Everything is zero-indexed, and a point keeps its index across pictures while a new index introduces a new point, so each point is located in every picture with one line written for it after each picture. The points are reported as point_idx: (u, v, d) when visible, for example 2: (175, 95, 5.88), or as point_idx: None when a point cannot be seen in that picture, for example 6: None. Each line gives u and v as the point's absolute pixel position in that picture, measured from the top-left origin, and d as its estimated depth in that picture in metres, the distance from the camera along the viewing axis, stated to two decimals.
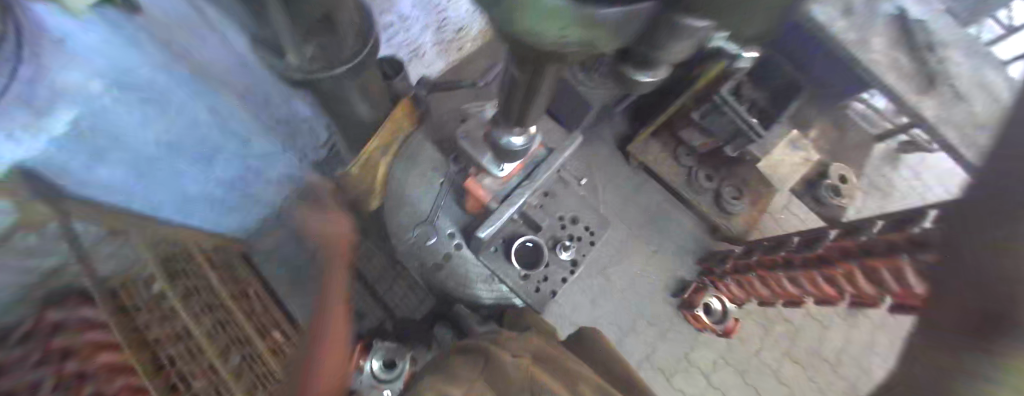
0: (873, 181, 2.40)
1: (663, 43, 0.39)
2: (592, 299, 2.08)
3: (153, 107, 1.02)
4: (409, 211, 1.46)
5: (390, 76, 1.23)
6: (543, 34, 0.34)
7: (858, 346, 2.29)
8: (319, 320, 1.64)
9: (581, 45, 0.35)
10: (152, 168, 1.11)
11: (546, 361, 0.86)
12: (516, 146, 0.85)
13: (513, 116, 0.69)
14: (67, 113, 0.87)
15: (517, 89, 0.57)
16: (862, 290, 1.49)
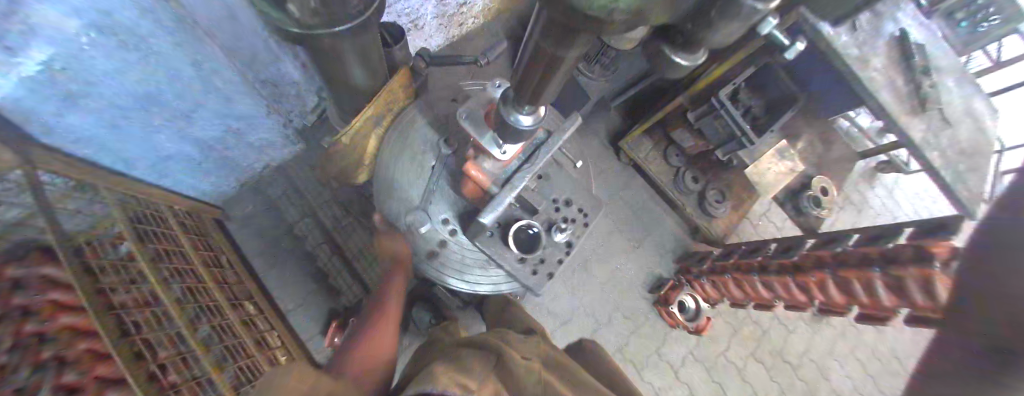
0: (850, 196, 2.51)
1: (719, 22, 0.36)
2: (572, 290, 2.11)
3: (137, 54, 0.89)
4: (398, 199, 1.27)
5: (389, 44, 1.18)
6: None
7: (818, 350, 2.42)
8: (299, 290, 1.80)
9: (635, 8, 0.30)
10: (115, 114, 1.01)
11: (555, 368, 0.86)
12: (521, 126, 0.72)
13: (521, 96, 0.62)
14: (35, 53, 0.73)
15: (533, 73, 0.53)
16: (829, 298, 1.55)
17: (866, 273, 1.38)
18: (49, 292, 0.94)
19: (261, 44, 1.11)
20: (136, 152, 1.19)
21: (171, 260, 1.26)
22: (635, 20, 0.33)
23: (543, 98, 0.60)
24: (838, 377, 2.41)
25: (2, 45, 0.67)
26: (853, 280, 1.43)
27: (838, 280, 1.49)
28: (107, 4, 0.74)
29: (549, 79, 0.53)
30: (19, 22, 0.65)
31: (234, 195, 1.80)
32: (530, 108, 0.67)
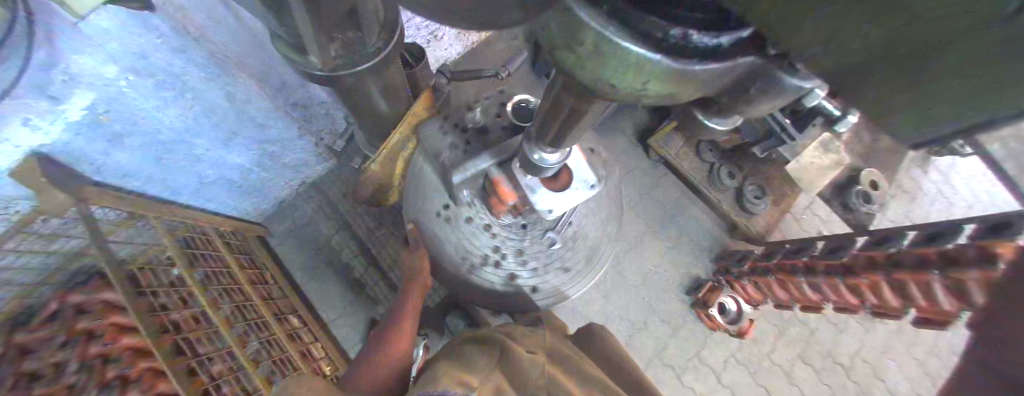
0: (903, 184, 2.29)
1: (758, 96, 0.31)
2: (604, 294, 2.06)
3: (172, 91, 0.95)
4: (468, 271, 1.24)
5: (411, 65, 1.19)
6: (620, 79, 0.30)
7: (875, 351, 2.23)
8: (338, 303, 1.86)
9: (666, 94, 0.31)
10: (159, 149, 1.09)
11: (562, 359, 0.84)
12: (545, 164, 0.70)
13: (545, 137, 0.60)
14: (78, 100, 0.80)
15: (552, 116, 0.51)
16: (885, 302, 1.44)
17: (924, 275, 1.26)
18: (110, 315, 1.21)
19: (289, 73, 1.19)
20: (182, 184, 1.29)
21: (217, 281, 1.36)
22: (672, 100, 0.33)
23: (572, 134, 0.55)
24: (898, 380, 2.21)
25: (46, 94, 0.74)
26: (909, 282, 1.31)
27: (893, 282, 1.37)
28: (138, 48, 0.80)
29: (570, 124, 0.51)
30: (61, 72, 0.73)
31: (274, 213, 1.91)
32: (553, 148, 0.65)
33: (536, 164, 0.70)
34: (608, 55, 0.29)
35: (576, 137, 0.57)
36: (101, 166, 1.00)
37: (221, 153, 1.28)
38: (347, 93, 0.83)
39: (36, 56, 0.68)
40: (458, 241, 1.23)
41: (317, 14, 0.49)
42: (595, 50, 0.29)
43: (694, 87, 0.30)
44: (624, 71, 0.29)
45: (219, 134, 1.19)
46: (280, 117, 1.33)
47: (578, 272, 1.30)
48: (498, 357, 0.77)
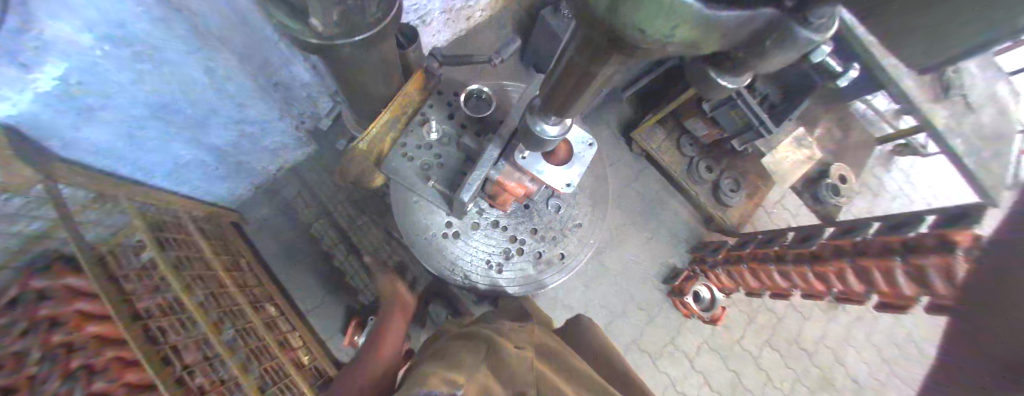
0: (866, 183, 2.44)
1: (764, 49, 0.28)
2: (585, 282, 2.11)
3: (149, 64, 0.89)
4: (473, 265, 1.22)
5: (403, 46, 1.12)
6: (647, 20, 0.22)
7: (835, 337, 2.38)
8: (319, 292, 1.83)
9: (690, 45, 0.25)
10: (131, 124, 1.01)
11: (545, 353, 0.83)
12: (546, 136, 0.68)
13: (549, 104, 0.57)
14: (46, 70, 0.71)
15: (560, 83, 0.48)
16: (849, 287, 1.54)
17: (890, 261, 1.36)
18: (72, 302, 1.05)
19: (271, 46, 1.14)
20: (155, 163, 1.21)
21: (191, 266, 1.30)
22: (686, 50, 0.27)
23: (572, 106, 0.53)
24: (854, 362, 2.38)
25: (16, 63, 0.66)
26: (874, 269, 1.41)
27: (858, 269, 1.47)
28: (116, 16, 0.73)
29: (575, 95, 0.48)
30: (34, 39, 0.65)
31: (248, 199, 1.83)
32: (556, 118, 0.63)
33: (535, 137, 0.68)
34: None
35: (577, 109, 0.54)
36: (64, 142, 0.90)
37: (193, 130, 1.19)
38: (345, 66, 0.78)
39: (8, 23, 0.59)
40: (474, 249, 1.22)
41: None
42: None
43: (717, 39, 0.24)
44: (656, 15, 0.21)
45: (191, 108, 1.11)
46: (255, 94, 1.26)
47: (589, 223, 1.32)
48: (488, 352, 0.73)
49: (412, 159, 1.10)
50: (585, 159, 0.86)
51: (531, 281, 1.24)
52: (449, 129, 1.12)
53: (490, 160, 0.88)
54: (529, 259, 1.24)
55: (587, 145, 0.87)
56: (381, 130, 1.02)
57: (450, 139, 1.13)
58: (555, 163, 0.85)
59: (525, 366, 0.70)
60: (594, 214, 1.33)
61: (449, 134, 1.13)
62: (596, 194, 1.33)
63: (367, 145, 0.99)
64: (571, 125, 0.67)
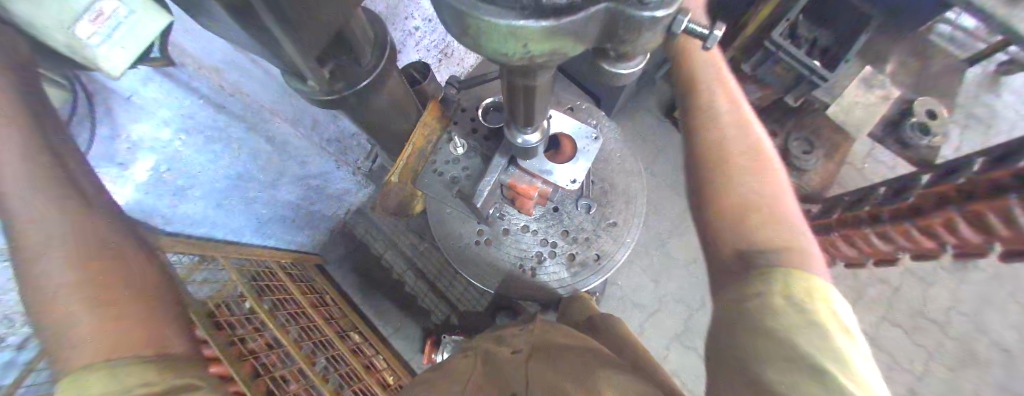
0: (973, 112, 1.97)
1: (632, 40, 0.29)
2: (654, 278, 1.99)
3: (219, 144, 1.05)
4: (508, 274, 1.14)
5: (419, 81, 1.18)
6: (502, 48, 0.24)
7: (970, 302, 1.88)
8: (392, 319, 1.97)
9: (552, 57, 0.27)
10: (216, 196, 1.19)
11: (551, 344, 0.80)
12: (525, 146, 0.66)
13: (515, 121, 0.55)
14: (141, 164, 0.89)
15: (512, 100, 0.47)
16: (962, 239, 1.27)
17: (1000, 201, 1.11)
18: None
19: (318, 111, 1.30)
20: (242, 224, 1.43)
21: (285, 307, 1.49)
22: (566, 53, 0.28)
23: (537, 115, 0.52)
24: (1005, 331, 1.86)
25: (114, 163, 0.83)
26: (985, 210, 1.16)
27: (969, 215, 1.21)
28: (183, 111, 0.89)
29: (529, 106, 0.47)
30: (122, 141, 0.82)
31: (328, 242, 2.05)
32: (531, 128, 0.61)
33: (516, 148, 0.68)
34: (476, 31, 0.23)
35: (532, 120, 0.54)
36: (168, 220, 1.11)
37: (268, 193, 1.39)
38: (361, 113, 0.87)
39: (100, 131, 0.76)
40: (507, 255, 1.15)
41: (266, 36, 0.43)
42: (463, 21, 0.23)
43: (573, 43, 0.26)
44: (503, 41, 0.23)
45: (261, 175, 1.29)
46: (311, 155, 1.45)
47: (626, 222, 1.17)
48: (487, 367, 0.79)
49: (443, 174, 1.07)
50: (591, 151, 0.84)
51: (568, 282, 1.13)
52: (473, 142, 1.08)
53: (500, 166, 0.85)
54: (564, 263, 1.14)
55: (590, 139, 0.86)
56: (409, 161, 1.02)
57: (475, 152, 1.08)
58: (562, 159, 0.84)
59: (519, 371, 0.73)
60: (639, 208, 1.18)
61: (475, 147, 1.08)
62: (639, 184, 1.20)
63: (398, 177, 1.01)
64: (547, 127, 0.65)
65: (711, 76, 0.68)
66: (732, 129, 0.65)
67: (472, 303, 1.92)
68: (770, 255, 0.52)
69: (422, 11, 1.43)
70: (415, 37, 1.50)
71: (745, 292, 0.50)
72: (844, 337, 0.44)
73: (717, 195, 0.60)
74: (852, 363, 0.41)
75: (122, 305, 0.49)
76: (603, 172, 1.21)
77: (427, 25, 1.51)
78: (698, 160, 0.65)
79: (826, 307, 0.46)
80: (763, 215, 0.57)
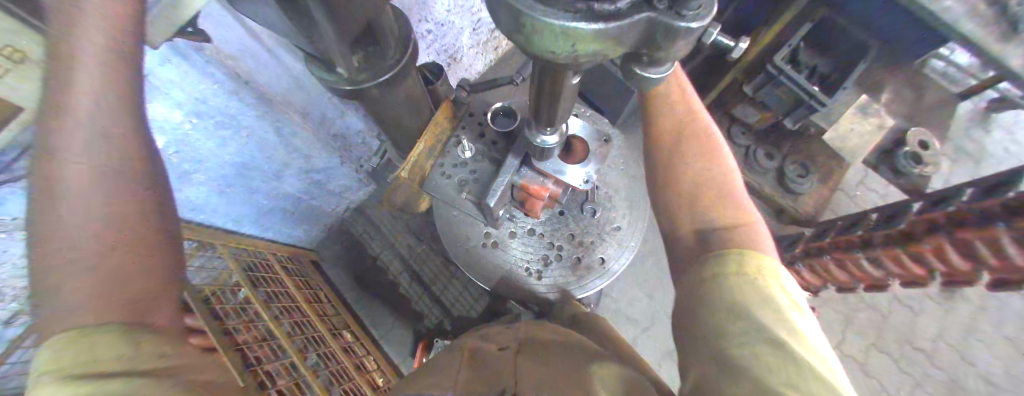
0: (961, 146, 2.04)
1: (666, 47, 0.31)
2: (649, 293, 2.00)
3: (229, 130, 1.05)
4: (510, 276, 1.14)
5: (432, 81, 1.19)
6: (552, 47, 0.28)
7: (955, 331, 1.92)
8: (384, 319, 1.95)
9: (594, 55, 0.29)
10: (219, 183, 1.18)
11: (540, 342, 0.82)
12: (547, 146, 0.68)
13: (541, 120, 0.57)
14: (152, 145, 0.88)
15: (540, 97, 0.48)
16: (954, 267, 1.31)
17: (989, 230, 1.16)
18: None
19: (327, 102, 1.32)
20: (242, 213, 1.41)
21: (279, 301, 1.46)
22: (603, 56, 0.31)
23: (561, 114, 0.53)
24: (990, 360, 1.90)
25: None
26: (974, 239, 1.20)
27: (959, 245, 1.25)
28: (198, 95, 0.89)
29: (555, 106, 0.49)
30: None
31: (324, 238, 2.04)
32: (552, 128, 0.62)
33: (534, 146, 0.69)
34: (534, 32, 0.27)
35: (557, 120, 0.55)
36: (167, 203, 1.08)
37: (272, 183, 1.39)
38: (379, 108, 0.88)
39: None
40: (513, 258, 1.15)
41: (311, 25, 0.44)
42: (520, 21, 0.26)
43: (614, 44, 0.29)
44: (556, 38, 0.26)
45: (267, 163, 1.29)
46: (318, 149, 1.46)
47: (631, 229, 1.18)
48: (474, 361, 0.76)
49: (450, 177, 1.07)
50: (601, 156, 0.86)
51: (570, 287, 1.12)
52: (482, 144, 1.09)
53: (513, 168, 0.87)
54: (568, 269, 1.14)
55: (601, 142, 0.88)
56: (418, 159, 0.99)
57: (484, 154, 1.09)
58: (573, 163, 0.85)
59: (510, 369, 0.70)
60: (642, 216, 1.19)
61: (484, 149, 1.09)
62: (643, 193, 1.21)
63: (407, 172, 0.95)
64: (566, 127, 0.66)
65: (675, 92, 0.82)
66: (690, 137, 0.78)
67: (467, 307, 1.91)
68: (726, 239, 0.65)
69: (436, 16, 1.46)
70: (427, 39, 1.52)
71: (705, 271, 0.62)
72: (788, 303, 0.55)
73: (680, 192, 0.74)
74: (791, 321, 0.53)
75: (128, 262, 0.39)
76: (609, 179, 1.22)
77: (439, 28, 1.53)
78: (662, 163, 0.79)
79: (772, 279, 0.58)
80: (715, 201, 0.71)
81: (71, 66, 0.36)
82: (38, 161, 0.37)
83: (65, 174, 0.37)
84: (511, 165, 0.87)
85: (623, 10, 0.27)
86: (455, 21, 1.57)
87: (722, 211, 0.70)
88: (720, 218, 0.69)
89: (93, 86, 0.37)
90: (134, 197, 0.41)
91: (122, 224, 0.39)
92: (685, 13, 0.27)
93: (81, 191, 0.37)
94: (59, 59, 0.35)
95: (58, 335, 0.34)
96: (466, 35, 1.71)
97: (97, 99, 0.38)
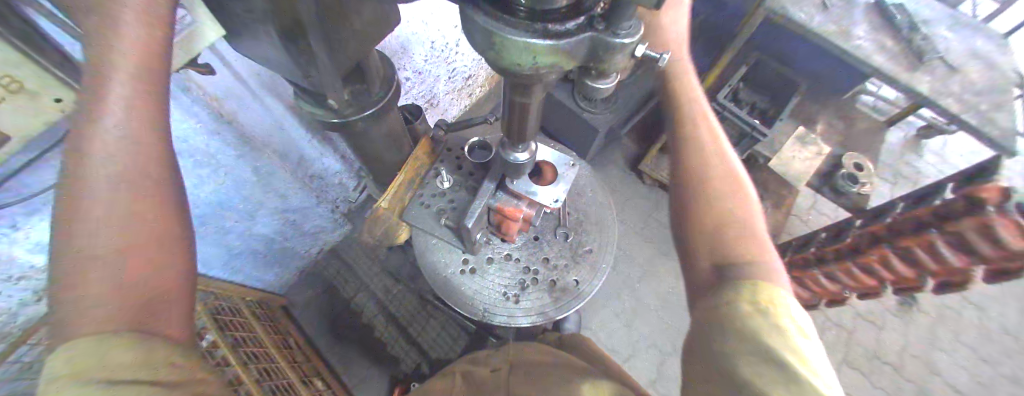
0: (888, 171, 2.30)
1: (608, 61, 0.39)
2: (628, 322, 2.03)
3: (208, 169, 1.05)
4: (490, 303, 1.15)
5: (412, 120, 1.27)
6: (519, 59, 0.36)
7: (916, 343, 2.02)
8: (359, 366, 1.84)
9: (552, 65, 0.37)
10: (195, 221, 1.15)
11: (524, 361, 0.88)
12: (517, 163, 0.74)
13: (512, 136, 0.64)
14: None
15: (511, 113, 0.55)
16: (899, 275, 1.46)
17: (923, 236, 1.30)
18: None
19: (305, 141, 1.38)
20: (214, 256, 1.36)
21: (249, 346, 1.39)
22: (558, 68, 0.39)
23: (529, 129, 0.60)
24: (954, 370, 1.99)
25: None
26: (913, 246, 1.35)
27: (901, 252, 1.40)
28: (181, 133, 0.91)
29: (523, 118, 0.56)
30: None
31: (297, 283, 1.96)
32: (523, 145, 0.70)
33: (507, 163, 0.76)
34: (506, 46, 0.34)
35: (526, 135, 0.63)
36: None
37: (247, 225, 1.37)
38: (362, 141, 0.94)
39: None
40: (490, 284, 1.17)
41: (307, 55, 0.51)
42: (491, 36, 0.34)
43: (567, 56, 0.37)
44: (522, 50, 0.34)
45: (244, 202, 1.28)
46: (296, 189, 1.48)
47: (603, 251, 1.24)
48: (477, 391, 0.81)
49: (429, 207, 1.11)
50: (564, 177, 0.93)
51: (549, 310, 1.16)
52: (459, 175, 1.15)
53: (489, 191, 0.94)
54: (545, 292, 1.17)
55: (567, 165, 0.95)
56: (398, 190, 1.06)
57: (462, 185, 1.14)
58: (545, 185, 0.92)
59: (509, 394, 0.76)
60: (613, 239, 1.26)
61: (461, 180, 1.15)
62: (612, 217, 1.30)
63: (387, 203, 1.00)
64: (533, 148, 0.73)
65: (695, 114, 0.76)
66: (713, 159, 0.70)
67: (448, 347, 1.84)
68: (744, 261, 0.57)
69: (414, 64, 1.59)
70: (407, 85, 1.63)
71: (715, 295, 0.56)
72: (797, 332, 0.49)
73: (703, 216, 0.65)
74: (802, 349, 0.46)
75: (144, 267, 0.40)
76: (580, 206, 1.30)
77: (419, 75, 1.65)
78: (684, 183, 0.70)
79: (786, 307, 0.51)
80: (734, 220, 0.63)
81: (104, 79, 0.37)
82: (66, 163, 0.38)
83: (94, 184, 0.38)
84: (490, 189, 0.94)
85: (570, 31, 0.35)
86: (433, 69, 1.70)
87: (742, 231, 0.62)
88: (739, 238, 0.61)
89: (123, 96, 0.38)
90: (159, 210, 0.42)
91: (144, 233, 0.40)
92: (621, 30, 0.35)
93: (103, 193, 0.38)
94: (97, 76, 0.37)
95: (80, 341, 0.35)
96: (443, 82, 1.84)
97: (126, 107, 0.39)
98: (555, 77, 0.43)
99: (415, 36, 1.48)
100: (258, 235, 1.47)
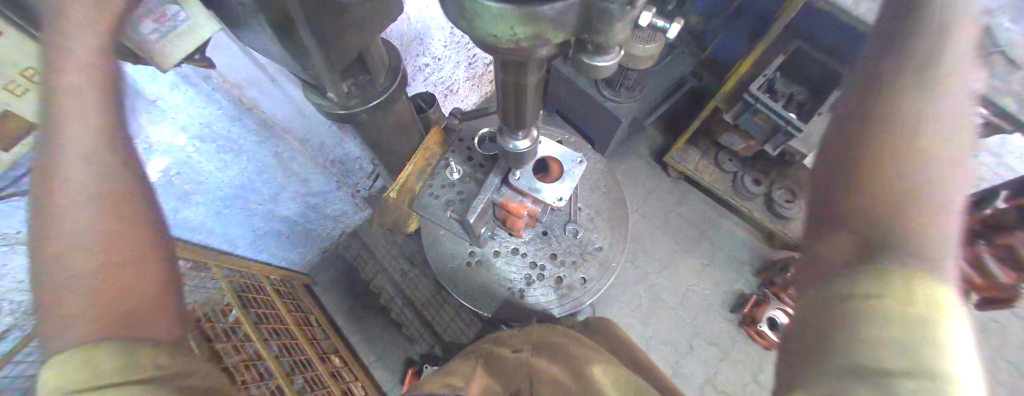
0: None
1: (604, 31, 0.36)
2: (643, 318, 1.99)
3: (230, 154, 1.10)
4: (495, 296, 1.17)
5: (425, 109, 1.26)
6: (495, 29, 0.33)
7: None
8: (375, 347, 1.91)
9: (535, 35, 0.34)
10: (220, 204, 1.21)
11: (551, 344, 0.89)
12: (519, 152, 0.72)
13: (509, 122, 0.62)
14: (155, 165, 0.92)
15: (506, 99, 0.53)
16: None
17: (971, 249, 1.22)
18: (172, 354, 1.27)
19: (326, 127, 1.38)
20: (240, 235, 1.43)
21: (268, 323, 1.49)
22: (546, 40, 0.36)
23: (526, 114, 0.58)
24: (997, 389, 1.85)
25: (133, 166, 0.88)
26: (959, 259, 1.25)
27: None
28: (202, 118, 0.95)
29: (521, 103, 0.53)
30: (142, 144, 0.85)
31: (320, 263, 2.04)
32: (522, 133, 0.67)
33: (506, 154, 0.74)
34: (480, 14, 0.32)
35: (524, 120, 0.61)
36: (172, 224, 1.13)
37: (270, 207, 1.43)
38: (370, 131, 0.94)
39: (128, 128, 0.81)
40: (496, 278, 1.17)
41: (298, 46, 0.50)
42: (464, 3, 0.32)
43: (553, 26, 0.34)
44: (498, 20, 0.32)
45: (267, 185, 1.33)
46: (316, 171, 1.50)
47: (615, 248, 1.21)
48: (487, 363, 0.85)
49: (439, 198, 1.11)
50: (571, 173, 0.90)
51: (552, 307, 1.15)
52: (468, 167, 1.13)
53: (493, 186, 0.91)
54: (551, 289, 1.16)
55: (576, 162, 0.92)
56: (408, 181, 1.04)
57: (470, 177, 1.13)
58: (549, 181, 0.89)
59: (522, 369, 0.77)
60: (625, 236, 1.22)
61: (470, 172, 1.13)
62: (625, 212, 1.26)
63: (396, 192, 1.00)
64: (534, 139, 0.71)
65: None
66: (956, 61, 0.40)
67: (460, 334, 1.88)
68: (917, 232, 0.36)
69: (431, 51, 1.57)
70: (424, 72, 1.62)
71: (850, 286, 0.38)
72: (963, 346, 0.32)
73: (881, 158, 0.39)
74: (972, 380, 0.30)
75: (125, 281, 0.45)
76: (593, 201, 1.26)
77: (436, 62, 1.64)
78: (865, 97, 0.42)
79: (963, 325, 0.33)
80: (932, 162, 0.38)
81: None
82: None
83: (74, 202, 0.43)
84: (492, 183, 0.91)
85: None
86: (451, 55, 1.68)
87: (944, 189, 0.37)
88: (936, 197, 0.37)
89: None
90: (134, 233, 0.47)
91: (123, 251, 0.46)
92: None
93: (79, 213, 0.44)
94: None
95: (73, 354, 0.40)
96: (462, 69, 1.82)
97: None
98: (547, 50, 0.40)
99: (433, 21, 1.44)
100: (279, 218, 1.53)
